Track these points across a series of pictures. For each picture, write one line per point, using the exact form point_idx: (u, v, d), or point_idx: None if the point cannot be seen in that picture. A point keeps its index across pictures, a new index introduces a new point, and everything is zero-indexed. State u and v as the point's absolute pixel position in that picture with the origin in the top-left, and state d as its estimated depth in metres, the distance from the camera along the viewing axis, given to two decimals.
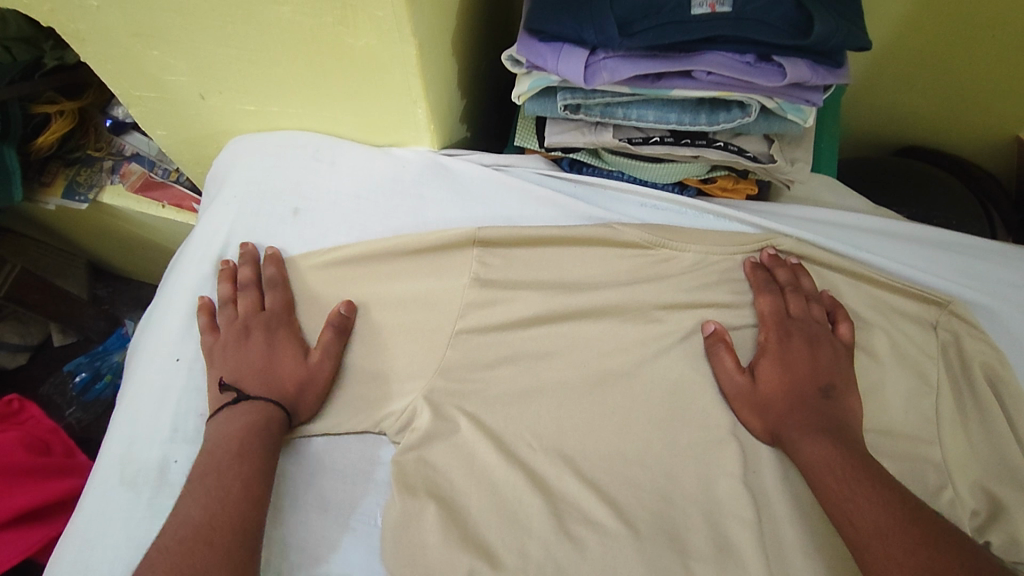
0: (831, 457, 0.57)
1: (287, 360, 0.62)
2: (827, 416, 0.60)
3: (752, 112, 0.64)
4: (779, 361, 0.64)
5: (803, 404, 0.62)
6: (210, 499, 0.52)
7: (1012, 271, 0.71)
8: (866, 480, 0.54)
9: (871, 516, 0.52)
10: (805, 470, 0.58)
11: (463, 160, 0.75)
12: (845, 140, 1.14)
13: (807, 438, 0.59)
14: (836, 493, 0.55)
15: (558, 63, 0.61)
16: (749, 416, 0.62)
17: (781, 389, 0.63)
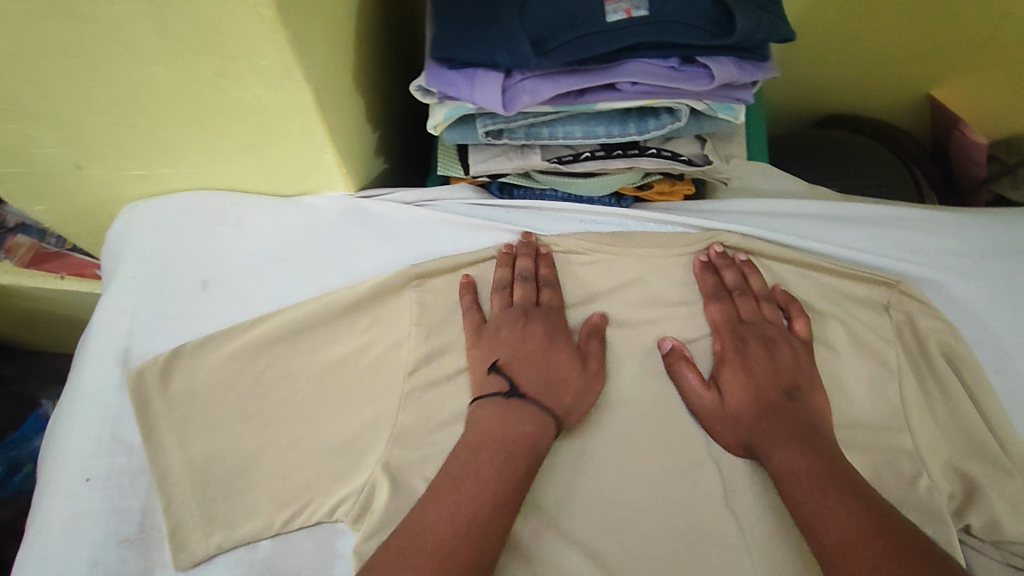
0: (799, 466, 0.55)
1: (567, 365, 0.60)
2: (795, 419, 0.58)
3: (682, 116, 0.61)
4: (742, 367, 0.62)
5: (769, 411, 0.59)
6: (473, 495, 0.51)
7: (953, 240, 0.71)
8: (836, 490, 0.52)
9: (840, 529, 0.50)
10: (777, 480, 0.55)
11: (382, 200, 0.69)
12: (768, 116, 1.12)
13: (777, 445, 0.57)
14: (802, 506, 0.53)
15: (473, 92, 0.56)
16: (716, 428, 0.60)
17: (747, 398, 0.60)
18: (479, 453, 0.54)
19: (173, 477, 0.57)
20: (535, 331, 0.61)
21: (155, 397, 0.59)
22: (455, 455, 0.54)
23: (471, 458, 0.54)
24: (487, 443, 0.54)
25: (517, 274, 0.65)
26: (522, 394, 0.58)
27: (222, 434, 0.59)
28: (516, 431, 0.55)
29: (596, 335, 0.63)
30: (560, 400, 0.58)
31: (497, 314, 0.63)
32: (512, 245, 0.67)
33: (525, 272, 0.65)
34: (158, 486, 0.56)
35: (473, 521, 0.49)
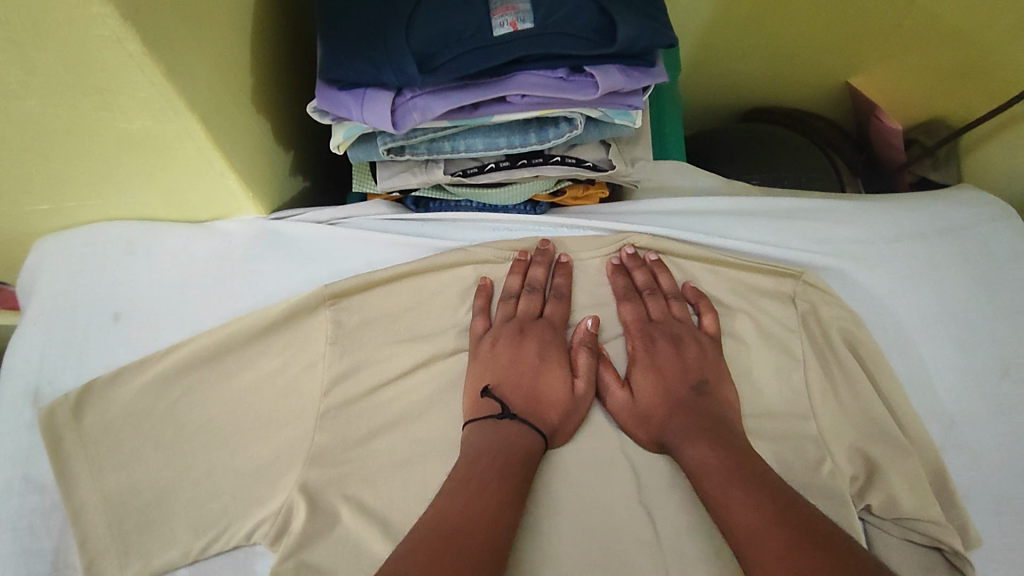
0: (710, 460, 0.56)
1: (555, 386, 0.60)
2: (705, 414, 0.60)
3: (579, 124, 0.62)
4: (653, 364, 0.63)
5: (681, 406, 0.60)
6: (477, 495, 0.51)
7: (857, 228, 0.72)
8: (746, 482, 0.53)
9: (749, 522, 0.50)
10: (690, 476, 0.56)
11: (294, 221, 0.69)
12: (691, 110, 1.12)
13: (687, 440, 0.58)
14: (714, 499, 0.54)
15: (363, 112, 0.57)
16: (632, 427, 0.61)
17: (657, 395, 0.62)
18: (488, 460, 0.54)
19: (87, 513, 0.57)
20: (528, 350, 0.62)
21: (67, 434, 0.59)
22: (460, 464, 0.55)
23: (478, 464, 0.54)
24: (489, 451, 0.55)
25: (526, 284, 0.65)
26: (511, 413, 0.58)
27: (138, 466, 0.59)
28: (514, 444, 0.56)
29: (587, 347, 0.63)
30: (546, 418, 0.59)
31: (496, 324, 0.64)
32: (530, 255, 0.67)
33: (534, 283, 0.65)
34: (72, 523, 0.56)
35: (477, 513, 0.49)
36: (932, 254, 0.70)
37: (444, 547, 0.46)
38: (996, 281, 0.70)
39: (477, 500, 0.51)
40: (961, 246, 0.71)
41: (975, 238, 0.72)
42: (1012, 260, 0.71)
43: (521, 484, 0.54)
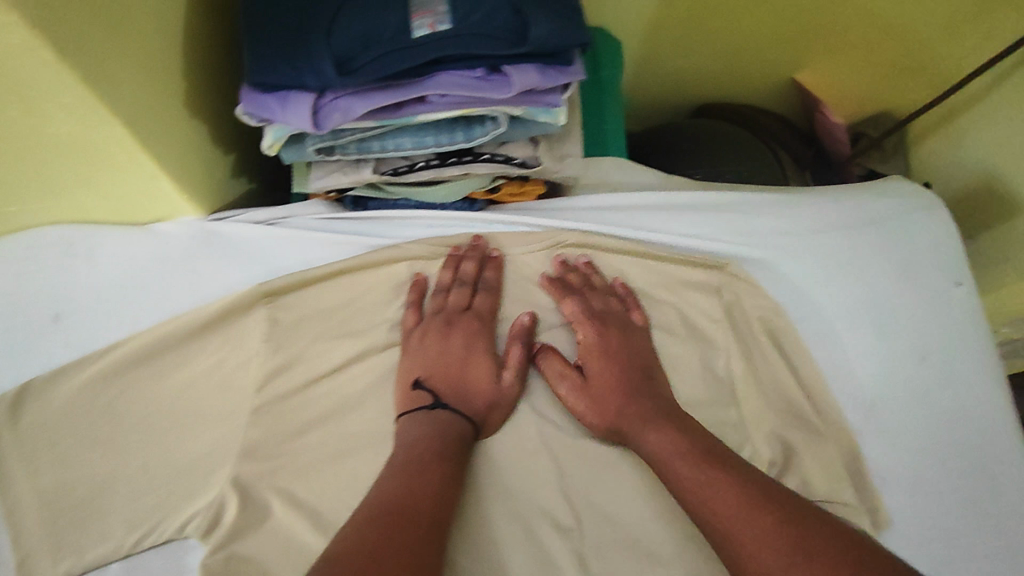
0: (673, 447, 0.56)
1: (481, 376, 0.62)
2: (660, 403, 0.60)
3: (503, 122, 0.63)
4: (607, 355, 0.64)
5: (638, 396, 0.61)
6: (410, 483, 0.52)
7: (784, 219, 0.74)
8: (714, 466, 0.53)
9: (727, 506, 0.50)
10: (652, 461, 0.57)
11: (231, 222, 0.71)
12: (640, 107, 1.14)
13: (646, 428, 0.58)
14: (682, 480, 0.54)
15: (286, 114, 0.58)
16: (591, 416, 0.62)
17: (611, 381, 0.62)
18: (427, 445, 0.57)
19: (21, 510, 0.58)
20: (456, 341, 0.63)
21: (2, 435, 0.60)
22: (396, 453, 0.57)
23: (415, 453, 0.56)
24: (425, 439, 0.57)
25: (457, 278, 0.67)
26: (442, 403, 0.60)
27: (73, 464, 0.61)
28: (446, 431, 0.58)
29: (522, 338, 0.65)
30: (475, 407, 0.61)
31: (425, 316, 0.65)
32: (462, 249, 0.69)
33: (465, 276, 0.67)
34: (6, 520, 0.58)
35: (406, 501, 0.51)
36: (855, 245, 0.73)
37: (377, 530, 0.47)
38: (914, 270, 0.73)
39: (412, 482, 0.53)
40: (883, 236, 0.74)
41: (899, 228, 0.74)
42: (932, 250, 0.74)
43: (449, 468, 0.56)
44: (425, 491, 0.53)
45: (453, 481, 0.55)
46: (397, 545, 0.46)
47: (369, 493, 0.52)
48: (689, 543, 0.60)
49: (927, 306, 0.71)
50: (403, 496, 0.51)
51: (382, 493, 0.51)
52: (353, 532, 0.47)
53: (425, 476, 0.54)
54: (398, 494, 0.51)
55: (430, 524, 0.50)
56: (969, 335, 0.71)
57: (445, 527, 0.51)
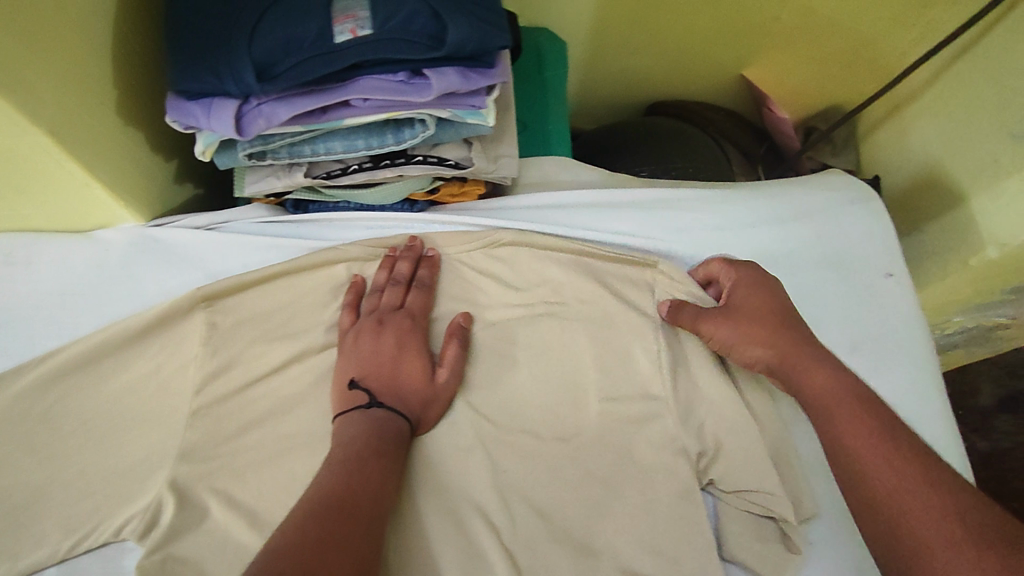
0: (839, 387, 0.58)
1: (414, 374, 0.63)
2: (793, 343, 0.62)
3: (430, 125, 0.64)
4: (752, 299, 0.65)
5: (777, 339, 0.62)
6: (349, 478, 0.53)
7: (717, 215, 0.75)
8: (869, 419, 0.55)
9: (883, 466, 0.52)
10: (811, 400, 0.59)
11: (172, 228, 0.72)
12: (594, 106, 1.15)
13: (811, 367, 0.60)
14: (839, 427, 0.56)
15: (210, 121, 0.59)
16: (749, 352, 0.63)
17: (767, 310, 0.64)
18: (371, 450, 0.56)
19: None
20: (388, 339, 0.63)
21: None
22: (335, 448, 0.57)
23: (361, 446, 0.56)
24: (361, 438, 0.57)
25: (391, 277, 0.68)
26: (377, 401, 0.60)
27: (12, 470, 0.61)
28: (382, 431, 0.58)
29: (457, 336, 0.65)
30: (411, 404, 0.62)
31: (360, 317, 0.66)
32: (397, 250, 0.70)
33: (398, 276, 0.67)
34: None
35: (347, 500, 0.51)
36: (787, 239, 0.74)
37: (322, 524, 0.48)
38: (845, 262, 0.74)
39: (353, 477, 0.53)
40: (815, 230, 0.75)
41: (831, 222, 0.76)
42: (864, 242, 0.75)
43: (387, 464, 0.56)
44: (365, 488, 0.53)
45: (390, 478, 0.56)
46: (338, 542, 0.47)
47: (308, 491, 0.53)
48: (620, 534, 0.61)
49: (860, 296, 0.73)
50: (343, 492, 0.51)
51: (322, 486, 0.52)
52: (293, 523, 0.48)
53: (363, 473, 0.54)
54: (336, 489, 0.52)
55: (370, 528, 0.51)
56: (900, 324, 0.72)
57: (383, 526, 0.52)
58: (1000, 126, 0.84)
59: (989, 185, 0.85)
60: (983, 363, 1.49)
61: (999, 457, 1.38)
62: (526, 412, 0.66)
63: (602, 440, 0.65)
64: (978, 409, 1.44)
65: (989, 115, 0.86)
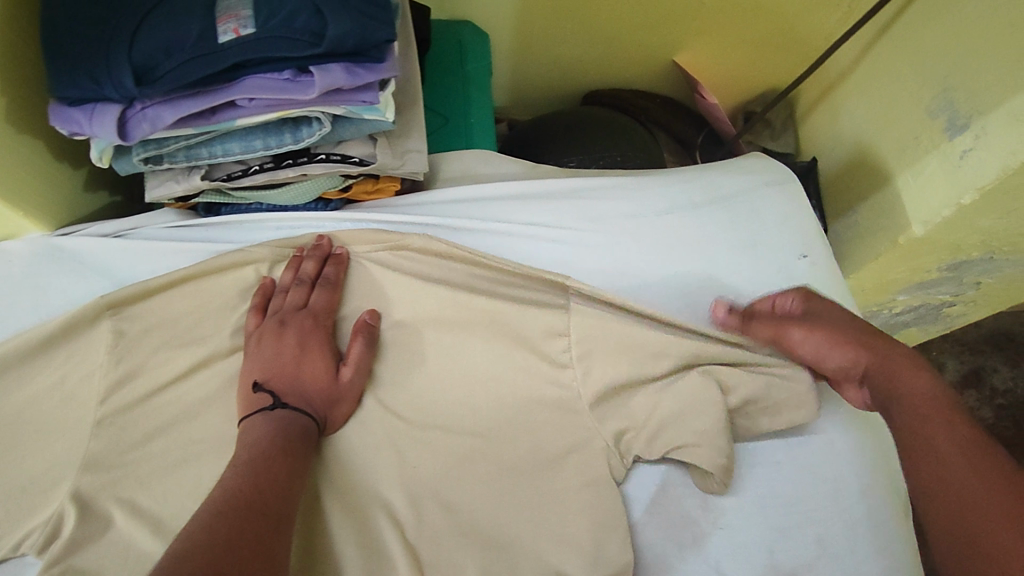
0: (937, 397, 0.56)
1: (317, 373, 0.62)
2: (893, 349, 0.60)
3: (326, 122, 0.63)
4: (828, 312, 0.64)
5: (872, 344, 0.61)
6: (252, 481, 0.52)
7: (632, 202, 0.75)
8: (954, 425, 0.53)
9: (960, 473, 0.50)
10: (898, 400, 0.57)
11: (78, 236, 0.71)
12: (531, 100, 1.15)
13: (902, 374, 0.58)
14: (915, 432, 0.54)
15: (93, 127, 0.58)
16: (838, 356, 0.62)
17: (842, 320, 0.63)
18: (278, 455, 0.55)
19: None
20: (291, 340, 0.63)
21: None
22: (234, 454, 0.56)
23: (262, 448, 0.55)
24: (260, 444, 0.56)
25: (296, 277, 0.67)
26: (282, 402, 0.60)
27: None
28: (285, 433, 0.57)
29: (363, 334, 0.65)
30: (316, 403, 0.61)
31: (263, 319, 0.66)
32: (303, 252, 0.70)
33: (303, 276, 0.67)
34: None
35: (248, 504, 0.50)
36: (702, 223, 0.74)
37: (219, 528, 0.47)
38: (762, 243, 0.74)
39: (259, 480, 0.52)
40: (729, 214, 0.75)
41: (746, 205, 0.76)
42: (780, 225, 0.75)
43: (292, 463, 0.56)
44: (270, 490, 0.52)
45: (296, 482, 0.55)
46: (242, 543, 0.46)
47: (212, 492, 0.51)
48: (528, 527, 0.61)
49: (776, 277, 0.72)
50: (245, 495, 0.50)
51: (226, 486, 0.51)
52: (188, 530, 0.46)
53: (266, 476, 0.53)
54: (239, 492, 0.50)
55: (272, 530, 0.49)
56: None
57: (288, 528, 0.51)
58: (921, 104, 0.84)
59: (911, 163, 0.84)
60: (946, 339, 1.48)
61: None
62: (435, 408, 0.66)
63: (515, 433, 0.65)
64: None
65: (912, 93, 0.86)
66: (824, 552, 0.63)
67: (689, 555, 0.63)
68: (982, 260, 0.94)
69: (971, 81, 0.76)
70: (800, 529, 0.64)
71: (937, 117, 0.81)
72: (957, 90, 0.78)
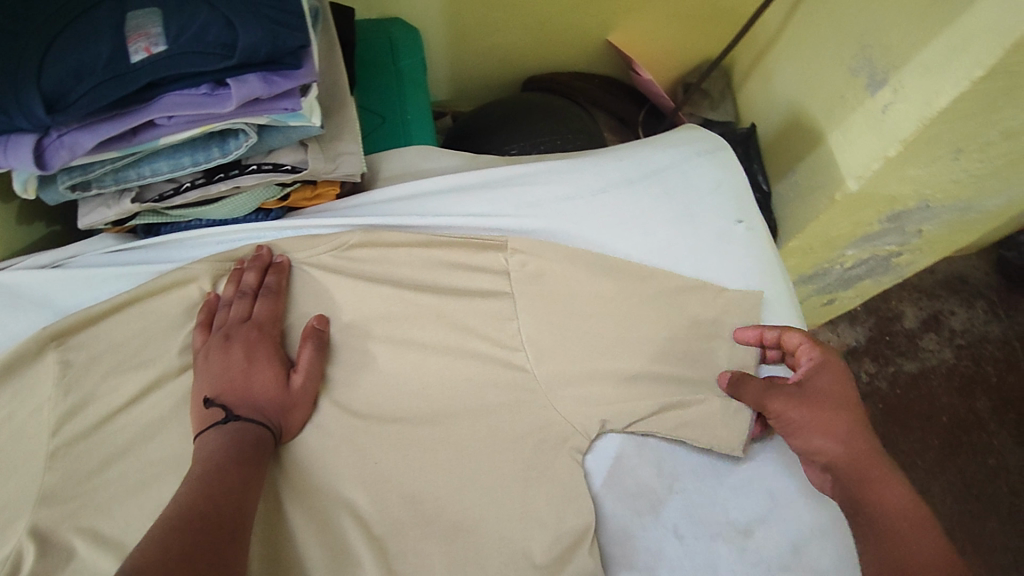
0: (909, 507, 0.53)
1: (268, 383, 0.63)
2: (873, 456, 0.57)
3: (251, 132, 0.63)
4: (823, 393, 0.60)
5: (853, 440, 0.58)
6: (204, 493, 0.52)
7: (568, 184, 0.76)
8: (919, 529, 0.52)
9: (914, 568, 0.49)
10: (864, 493, 0.55)
11: (14, 270, 0.70)
12: (472, 89, 1.15)
13: (881, 486, 0.55)
14: (874, 521, 0.54)
15: (9, 160, 0.57)
16: (816, 440, 0.59)
17: (835, 401, 0.60)
18: (231, 465, 0.56)
19: None
20: (238, 353, 0.63)
21: None
22: (187, 472, 0.56)
23: (213, 460, 0.56)
24: (211, 459, 0.56)
25: (238, 290, 0.68)
26: (234, 415, 0.60)
27: None
28: (237, 445, 0.58)
29: (313, 338, 0.66)
30: (269, 412, 0.62)
31: (209, 336, 0.66)
32: (244, 264, 0.70)
33: (245, 288, 0.67)
34: None
35: (201, 517, 0.50)
36: (638, 199, 0.75)
37: (172, 541, 0.47)
38: (698, 214, 0.76)
39: (211, 492, 0.53)
40: (663, 187, 0.76)
41: (679, 177, 0.77)
42: (712, 193, 0.77)
43: (248, 474, 0.57)
44: (223, 501, 0.53)
45: (251, 492, 0.55)
46: (197, 557, 0.47)
47: (165, 509, 0.52)
48: (491, 511, 0.63)
49: (714, 245, 0.74)
50: (196, 508, 0.51)
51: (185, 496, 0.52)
52: (139, 548, 0.47)
53: (219, 489, 0.53)
54: (191, 506, 0.51)
55: (229, 542, 0.50)
56: (753, 267, 0.74)
57: (243, 537, 0.52)
58: (843, 63, 0.86)
59: (840, 122, 0.87)
60: (905, 288, 1.52)
61: (924, 378, 1.42)
62: (392, 404, 0.67)
63: (473, 422, 0.66)
64: (903, 332, 1.47)
65: (836, 53, 0.88)
66: (776, 506, 0.66)
67: (648, 520, 0.65)
68: (917, 208, 0.96)
69: (886, 37, 0.78)
70: (751, 483, 0.67)
71: (858, 74, 0.83)
72: (873, 45, 0.81)
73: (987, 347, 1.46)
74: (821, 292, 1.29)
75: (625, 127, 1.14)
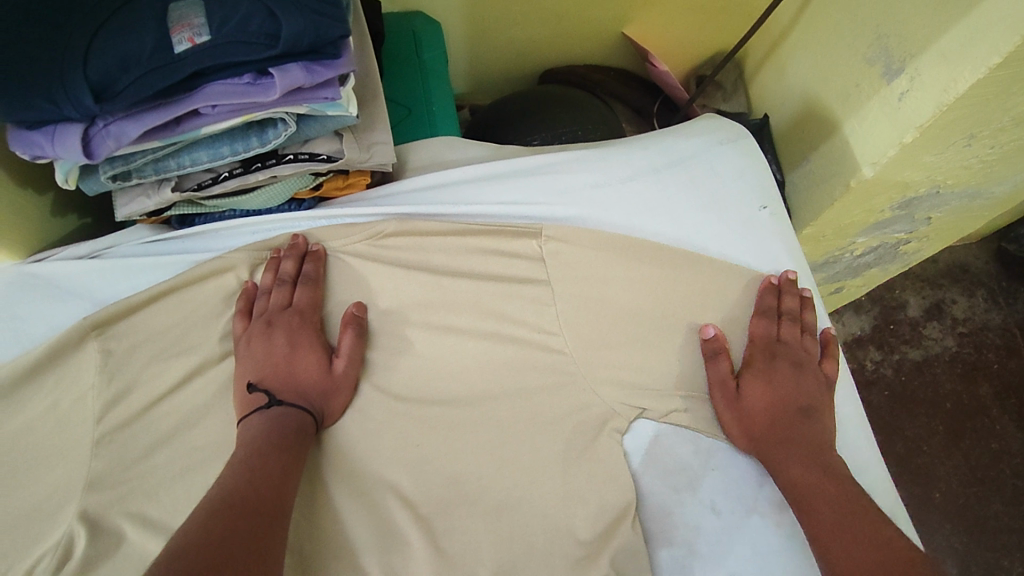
0: (826, 476, 0.61)
1: (310, 368, 0.64)
2: (803, 437, 0.64)
3: (290, 122, 0.64)
4: (730, 404, 0.66)
5: (779, 425, 0.65)
6: (245, 479, 0.54)
7: (594, 171, 0.78)
8: (828, 492, 0.60)
9: (820, 522, 0.58)
10: (780, 466, 0.63)
11: (52, 260, 0.71)
12: (488, 82, 1.17)
13: (790, 462, 0.63)
14: (794, 484, 0.62)
15: (57, 147, 0.58)
16: (739, 424, 0.66)
17: (762, 404, 0.66)
18: (272, 451, 0.57)
19: None
20: (280, 338, 0.65)
21: None
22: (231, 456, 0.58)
23: (253, 445, 0.57)
24: (254, 444, 0.57)
25: (277, 278, 0.69)
26: (277, 399, 0.62)
27: None
28: (280, 430, 0.59)
29: (353, 325, 0.67)
30: (311, 396, 0.63)
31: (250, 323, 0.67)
32: (281, 252, 0.71)
33: (284, 277, 0.69)
34: None
35: (241, 502, 0.51)
36: (664, 185, 0.77)
37: (213, 524, 0.49)
38: (723, 199, 0.77)
39: (250, 477, 0.54)
40: (688, 174, 0.78)
41: (704, 165, 0.79)
42: (736, 179, 0.79)
43: (288, 459, 0.58)
44: (263, 486, 0.54)
45: (291, 476, 0.57)
46: (241, 540, 0.49)
47: (208, 491, 0.53)
48: (530, 491, 0.64)
49: (739, 230, 0.76)
50: (234, 493, 0.52)
51: (218, 494, 0.52)
52: (181, 532, 0.48)
53: (259, 474, 0.55)
54: (231, 491, 0.52)
55: (268, 525, 0.51)
56: (777, 250, 0.76)
57: (282, 521, 0.53)
58: (859, 53, 0.88)
59: (856, 110, 0.88)
60: (909, 277, 1.54)
61: (930, 364, 1.45)
62: (429, 389, 0.68)
63: (509, 405, 0.67)
64: (908, 321, 1.50)
65: (851, 43, 0.90)
66: None
67: (684, 497, 0.66)
68: (928, 195, 0.98)
69: (903, 26, 0.80)
70: None
71: (875, 63, 0.85)
72: (890, 35, 0.82)
73: (989, 335, 1.49)
74: (831, 280, 1.31)
75: (640, 118, 1.15)
